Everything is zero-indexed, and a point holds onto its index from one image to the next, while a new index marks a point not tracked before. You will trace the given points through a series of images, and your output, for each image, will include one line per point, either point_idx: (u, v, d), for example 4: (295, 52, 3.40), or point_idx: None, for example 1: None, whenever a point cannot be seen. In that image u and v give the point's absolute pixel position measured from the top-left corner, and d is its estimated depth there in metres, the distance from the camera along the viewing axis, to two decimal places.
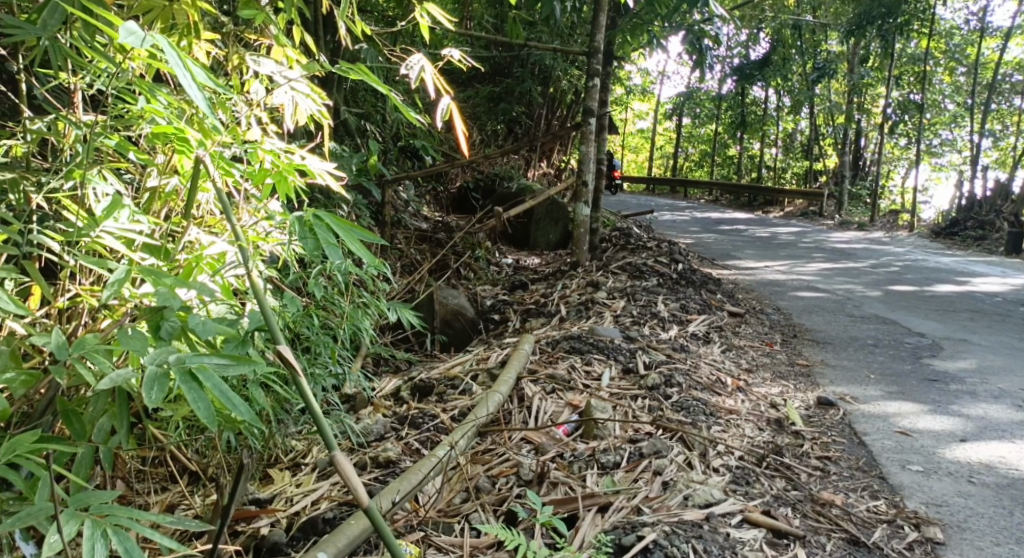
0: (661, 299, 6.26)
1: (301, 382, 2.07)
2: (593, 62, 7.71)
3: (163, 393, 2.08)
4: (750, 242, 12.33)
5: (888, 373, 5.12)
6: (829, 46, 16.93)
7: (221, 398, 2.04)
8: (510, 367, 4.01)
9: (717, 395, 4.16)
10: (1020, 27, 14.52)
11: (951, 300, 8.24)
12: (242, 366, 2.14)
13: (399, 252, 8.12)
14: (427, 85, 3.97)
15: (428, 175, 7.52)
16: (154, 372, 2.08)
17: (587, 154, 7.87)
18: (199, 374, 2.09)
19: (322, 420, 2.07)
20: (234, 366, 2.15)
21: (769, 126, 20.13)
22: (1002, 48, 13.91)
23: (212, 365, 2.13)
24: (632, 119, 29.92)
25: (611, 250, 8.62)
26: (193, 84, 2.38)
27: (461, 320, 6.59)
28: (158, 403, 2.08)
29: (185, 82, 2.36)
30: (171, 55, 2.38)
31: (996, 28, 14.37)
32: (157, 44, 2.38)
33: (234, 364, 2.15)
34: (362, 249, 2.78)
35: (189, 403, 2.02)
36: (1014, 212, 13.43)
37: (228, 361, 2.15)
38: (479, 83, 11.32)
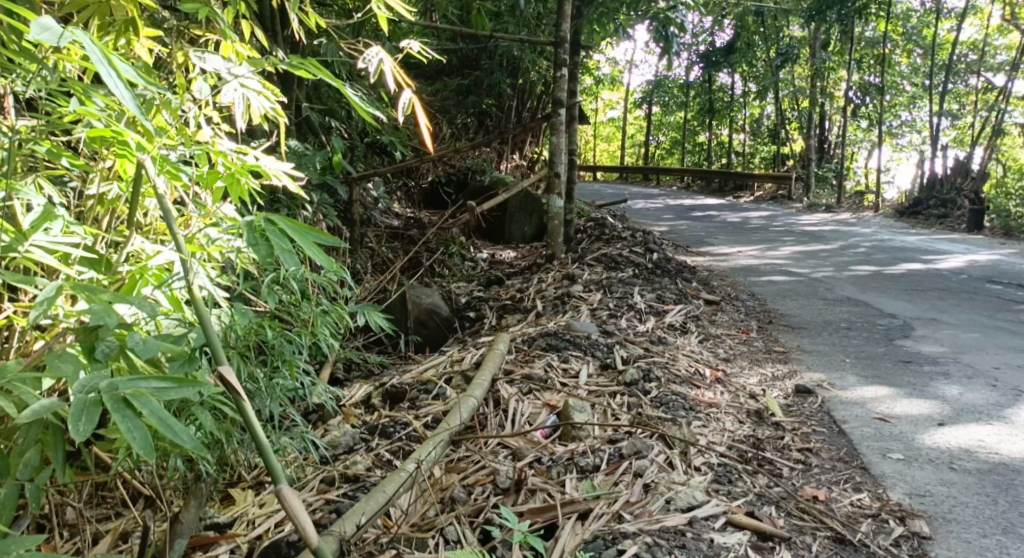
0: (636, 290, 6.13)
1: (242, 404, 2.17)
2: (560, 51, 7.57)
3: (91, 424, 1.98)
4: (721, 228, 12.26)
5: (866, 357, 5.02)
6: (792, 30, 16.91)
7: (159, 426, 1.97)
8: (485, 369, 3.85)
9: (695, 388, 4.03)
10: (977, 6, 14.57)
11: (920, 279, 8.20)
12: (183, 389, 2.05)
13: (371, 251, 7.94)
14: (388, 77, 3.80)
15: (396, 172, 7.34)
16: (81, 403, 1.98)
17: (557, 145, 7.72)
18: (133, 401, 2.00)
19: (269, 457, 2.09)
20: (174, 391, 2.07)
21: (735, 111, 20.11)
22: (960, 28, 13.95)
23: (149, 391, 2.04)
24: (601, 108, 29.83)
25: (586, 241, 8.49)
26: (121, 85, 2.19)
27: (436, 319, 6.43)
28: (86, 436, 1.98)
29: (112, 82, 2.19)
30: (89, 50, 2.21)
31: (954, 8, 14.40)
32: (73, 38, 2.20)
33: (175, 388, 2.06)
34: (320, 254, 2.62)
35: (124, 432, 1.94)
36: (975, 189, 13.49)
37: (167, 386, 2.06)
38: (447, 76, 11.12)
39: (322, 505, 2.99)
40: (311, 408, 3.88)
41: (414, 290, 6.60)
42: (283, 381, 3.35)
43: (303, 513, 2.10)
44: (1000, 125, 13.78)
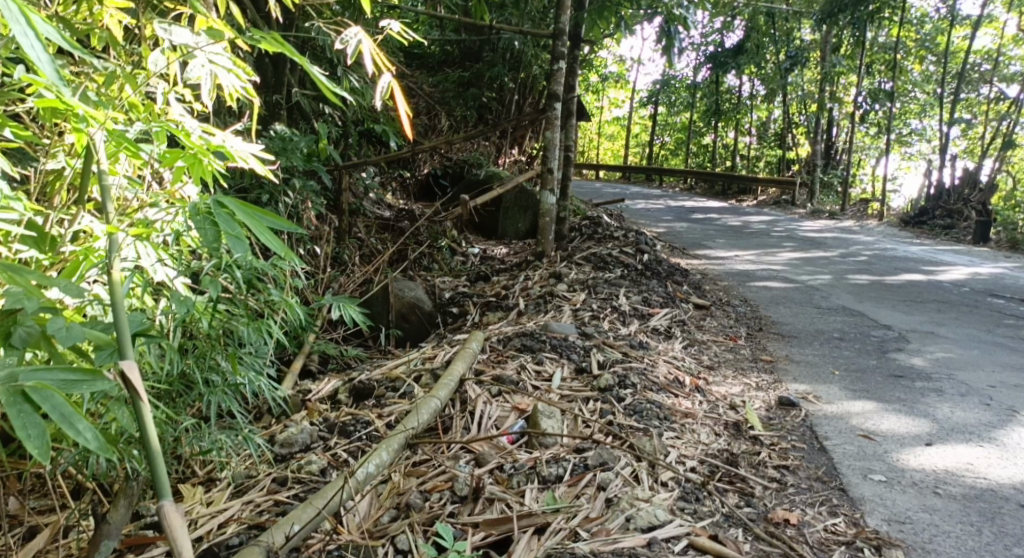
0: (623, 291, 5.99)
1: (142, 408, 2.20)
2: (557, 44, 7.43)
3: None
4: (721, 231, 12.10)
5: (855, 369, 4.89)
6: (803, 34, 16.74)
7: (57, 421, 2.10)
8: (453, 367, 3.73)
9: (672, 397, 3.90)
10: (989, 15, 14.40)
11: (919, 290, 8.04)
12: (85, 385, 2.17)
13: (358, 242, 7.83)
14: (365, 59, 3.66)
15: (384, 161, 7.18)
16: None
17: (551, 140, 7.56)
18: (34, 394, 2.13)
19: (161, 471, 2.17)
20: (85, 383, 2.20)
21: (742, 113, 19.92)
22: (972, 37, 13.78)
23: (53, 381, 2.17)
24: (608, 106, 29.60)
25: (578, 239, 8.34)
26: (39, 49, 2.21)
27: (418, 314, 6.29)
28: None
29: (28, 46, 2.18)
30: (7, 9, 2.14)
31: (966, 17, 14.21)
32: None
33: (81, 381, 2.18)
34: (273, 239, 2.46)
35: (21, 430, 2.11)
36: (982, 200, 13.30)
37: (78, 377, 2.20)
38: (448, 68, 10.97)
39: (269, 506, 2.97)
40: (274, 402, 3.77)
41: (396, 282, 6.48)
42: (235, 373, 3.23)
43: (184, 533, 2.19)
44: (1011, 136, 13.59)
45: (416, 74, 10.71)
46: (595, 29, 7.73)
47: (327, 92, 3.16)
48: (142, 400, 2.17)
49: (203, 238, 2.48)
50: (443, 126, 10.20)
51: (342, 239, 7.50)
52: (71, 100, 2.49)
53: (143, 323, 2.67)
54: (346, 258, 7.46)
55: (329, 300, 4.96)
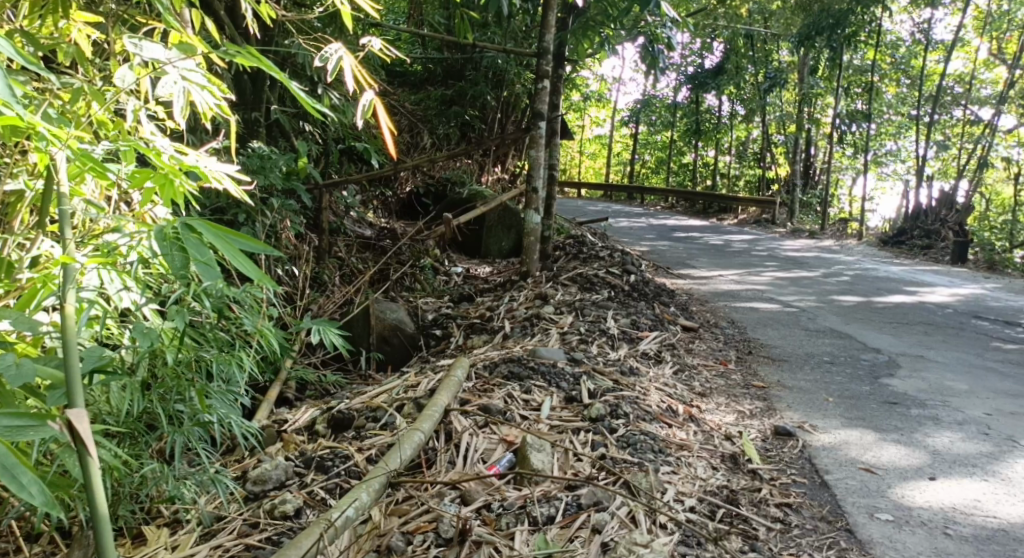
0: (610, 314, 5.84)
1: (87, 458, 2.15)
2: (542, 63, 7.32)
3: None
4: (704, 250, 12.01)
5: (848, 396, 4.76)
6: (780, 55, 16.76)
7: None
8: (438, 396, 3.56)
9: (667, 427, 3.75)
10: (962, 39, 14.51)
11: (903, 312, 7.97)
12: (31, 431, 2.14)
13: (339, 261, 7.66)
14: (347, 76, 3.55)
15: (366, 180, 7.03)
16: None
17: (536, 159, 7.42)
18: None
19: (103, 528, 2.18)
20: (33, 428, 2.16)
21: (722, 133, 19.92)
22: (946, 60, 13.84)
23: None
24: (588, 125, 29.58)
25: (563, 259, 8.21)
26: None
27: (400, 336, 6.13)
28: None
29: None
30: None
31: (939, 40, 14.27)
32: None
33: (29, 427, 2.14)
34: (246, 263, 2.27)
35: None
36: (959, 220, 13.32)
37: (27, 423, 2.15)
38: (430, 86, 10.84)
39: (239, 551, 2.84)
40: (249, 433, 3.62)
41: (378, 304, 6.31)
42: (204, 409, 3.08)
43: None
44: (986, 157, 13.63)
45: (397, 92, 10.56)
46: (579, 47, 7.63)
47: (307, 108, 3.02)
48: (89, 451, 2.12)
49: (170, 264, 2.31)
50: (426, 145, 10.04)
51: (322, 260, 7.32)
52: (32, 118, 2.32)
53: (100, 360, 2.63)
54: (327, 279, 7.28)
55: (307, 324, 4.73)
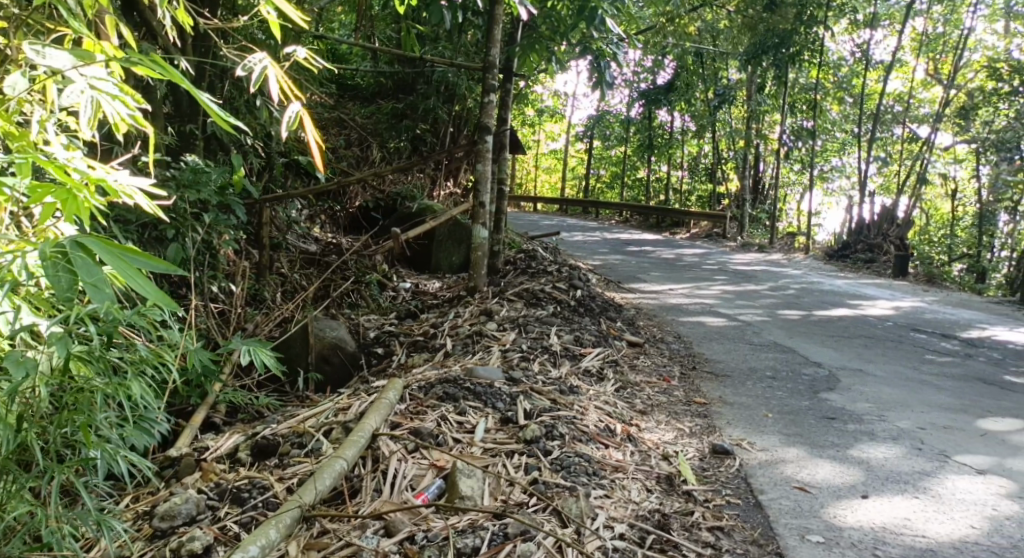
0: (554, 330, 5.71)
1: None
2: (488, 76, 7.25)
3: None
4: (655, 264, 12.02)
5: (788, 412, 4.73)
6: (729, 73, 16.95)
7: None
8: (366, 421, 3.44)
9: (602, 448, 3.68)
10: (901, 60, 14.84)
11: (845, 325, 8.02)
12: None
13: (281, 277, 7.49)
14: (271, 85, 3.51)
15: (308, 195, 6.88)
16: None
17: (482, 173, 7.30)
18: None
19: None
20: None
21: (674, 148, 20.07)
22: (886, 80, 14.09)
23: None
24: (543, 141, 29.63)
25: (511, 273, 8.11)
26: None
27: (340, 355, 5.99)
28: None
29: None
30: None
31: (879, 60, 14.53)
32: None
33: None
34: (144, 281, 2.18)
35: None
36: (900, 235, 13.54)
37: None
38: (381, 99, 10.71)
39: None
40: (165, 463, 3.53)
41: (317, 322, 6.16)
42: (90, 446, 3.02)
43: None
44: (925, 173, 13.88)
45: (346, 105, 10.41)
46: (526, 63, 7.57)
47: (216, 125, 2.96)
48: None
49: (57, 287, 2.25)
50: (376, 158, 9.91)
51: (263, 277, 7.14)
52: None
53: None
54: (269, 297, 7.11)
55: (239, 343, 4.66)
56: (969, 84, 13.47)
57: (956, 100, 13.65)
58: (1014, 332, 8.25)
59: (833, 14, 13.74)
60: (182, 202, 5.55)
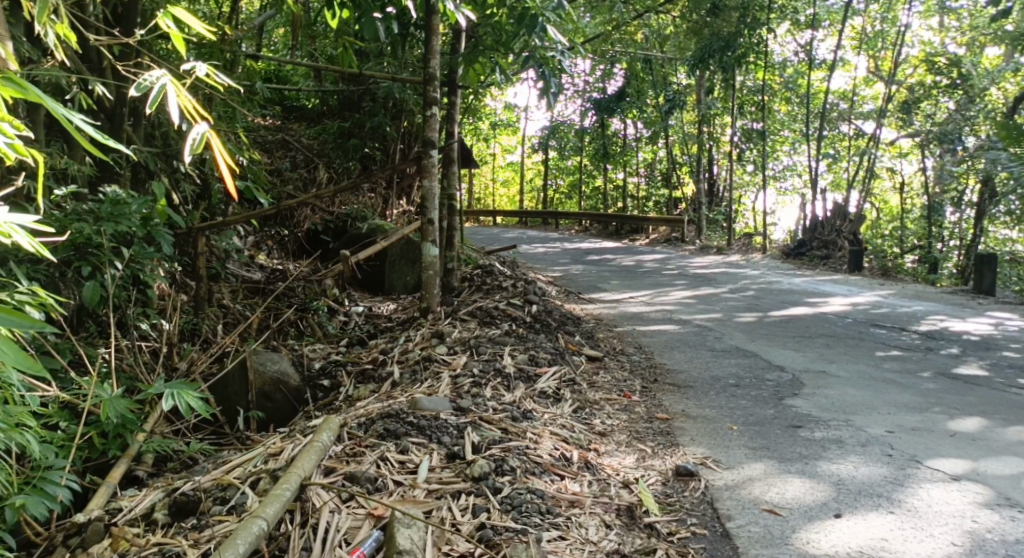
0: (508, 349, 5.27)
1: None
2: (429, 88, 6.94)
3: None
4: (614, 273, 11.76)
5: (754, 423, 4.47)
6: (677, 78, 16.83)
7: None
8: (292, 469, 3.17)
9: (557, 480, 3.44)
10: (843, 59, 14.83)
11: (805, 325, 7.83)
12: None
13: (221, 310, 7.12)
14: (168, 107, 3.32)
15: (244, 221, 6.51)
16: None
17: (429, 189, 6.95)
18: None
19: None
20: None
21: (629, 156, 19.88)
22: (830, 78, 13.99)
23: None
24: (499, 154, 29.26)
25: (464, 290, 7.75)
26: None
27: (283, 391, 5.72)
28: None
29: None
30: None
31: (823, 60, 14.40)
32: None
33: None
34: None
35: None
36: (853, 230, 13.48)
37: None
38: (327, 119, 10.32)
39: None
40: (72, 531, 3.49)
41: (256, 355, 5.85)
42: None
43: None
44: (874, 168, 13.81)
45: (290, 126, 10.00)
46: (469, 74, 7.23)
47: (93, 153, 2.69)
48: None
49: None
50: (323, 180, 9.56)
51: (201, 310, 6.77)
52: None
53: None
54: (208, 331, 6.73)
55: (161, 389, 4.54)
56: (908, 80, 13.50)
57: (896, 96, 13.65)
58: (973, 322, 8.13)
59: (774, 16, 13.70)
60: (98, 236, 5.19)
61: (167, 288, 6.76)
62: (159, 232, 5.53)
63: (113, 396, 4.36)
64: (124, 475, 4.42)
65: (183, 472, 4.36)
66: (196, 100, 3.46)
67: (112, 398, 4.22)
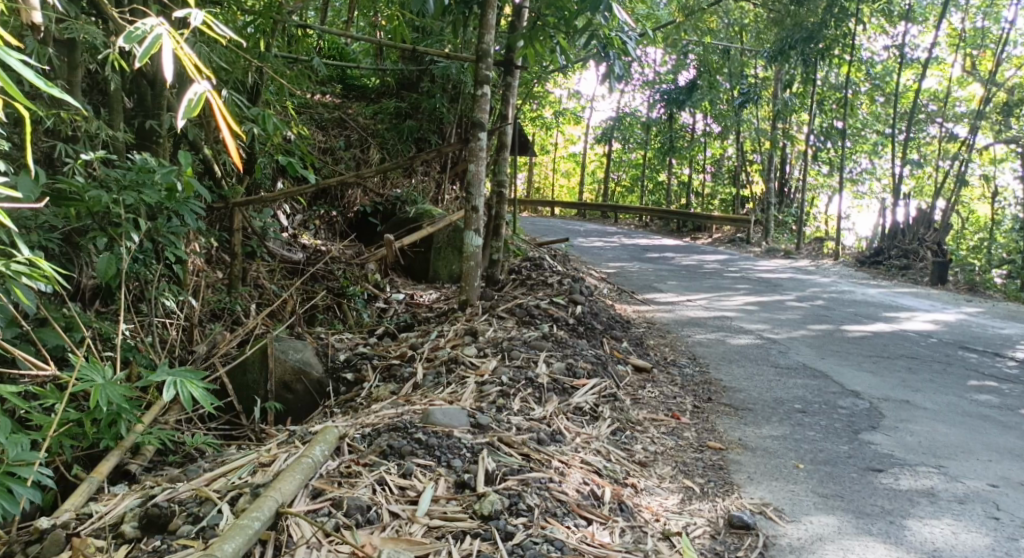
0: (545, 355, 4.72)
1: None
2: (482, 66, 6.38)
3: None
4: (674, 272, 11.15)
5: (823, 462, 4.01)
6: (754, 71, 16.00)
7: None
8: (265, 500, 2.98)
9: (584, 526, 3.19)
10: (936, 58, 13.87)
11: (881, 343, 7.14)
12: None
13: (254, 289, 6.68)
14: (165, 59, 2.87)
15: (284, 199, 6.08)
16: None
17: (476, 174, 6.43)
18: None
19: None
20: None
21: (698, 151, 19.07)
22: (921, 78, 13.07)
23: None
24: (563, 143, 28.59)
25: (509, 284, 7.20)
26: None
27: (304, 382, 5.28)
28: None
29: None
30: None
31: (914, 58, 13.48)
32: None
33: None
34: None
35: None
36: (937, 240, 12.60)
37: None
38: (384, 97, 9.86)
39: None
40: (34, 537, 3.10)
41: (278, 343, 5.46)
42: None
43: None
44: (965, 175, 12.85)
45: (347, 106, 9.55)
46: (528, 55, 6.66)
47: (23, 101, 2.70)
48: None
49: None
50: (375, 159, 9.06)
51: (233, 289, 6.31)
52: None
53: None
54: (239, 312, 6.26)
55: (163, 377, 4.04)
56: (1008, 82, 12.52)
57: (993, 99, 12.68)
58: None
59: (864, 8, 12.82)
60: (116, 206, 4.72)
61: (200, 263, 6.39)
62: (191, 204, 5.04)
63: (113, 382, 3.95)
64: (116, 468, 4.07)
65: (179, 471, 3.94)
66: (195, 54, 3.01)
67: (106, 386, 3.81)
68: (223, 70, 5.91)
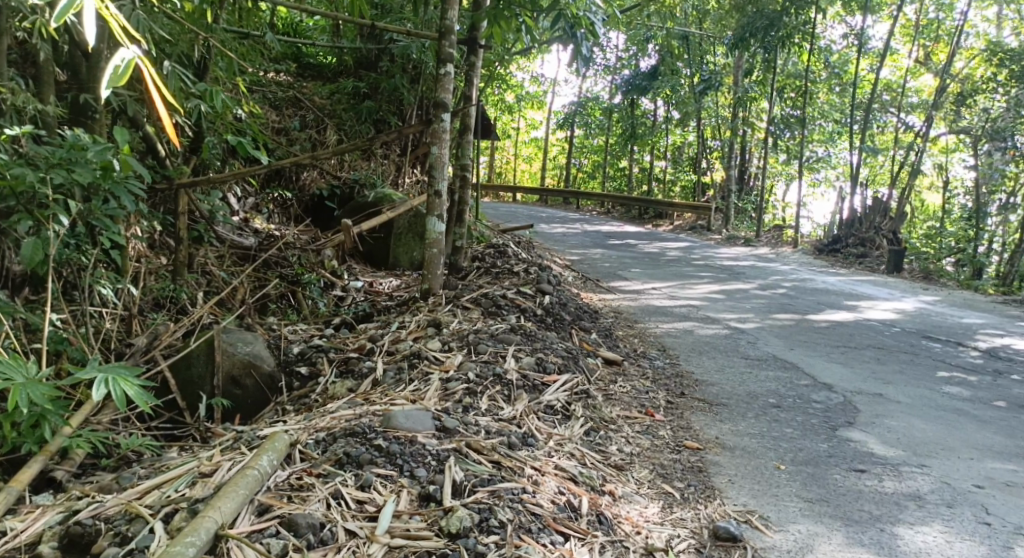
0: (512, 349, 4.43)
1: None
2: (445, 43, 5.96)
3: None
4: (636, 259, 10.93)
5: (806, 463, 3.79)
6: (715, 57, 15.78)
7: None
8: (202, 519, 2.77)
9: (559, 542, 2.94)
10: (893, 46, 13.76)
11: (848, 333, 6.98)
12: None
13: (202, 277, 6.28)
14: (86, 16, 2.53)
15: (234, 181, 5.69)
16: None
17: (439, 157, 6.09)
18: None
19: None
20: None
21: (658, 138, 18.86)
22: (878, 68, 12.96)
23: None
24: (523, 128, 28.22)
25: (472, 272, 6.89)
26: None
27: (254, 377, 4.90)
28: None
29: None
30: None
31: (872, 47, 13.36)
32: None
33: None
34: None
35: None
36: (894, 228, 12.52)
37: None
38: (342, 77, 9.44)
39: None
40: None
41: (226, 335, 5.10)
42: None
43: None
44: (920, 165, 12.76)
45: (302, 85, 9.13)
46: (491, 33, 6.28)
47: None
48: None
49: None
50: (332, 141, 8.65)
51: (179, 276, 5.91)
52: None
53: None
54: (184, 300, 5.86)
55: (92, 374, 3.67)
56: (961, 72, 12.47)
57: (947, 89, 12.61)
58: None
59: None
60: (44, 186, 4.29)
61: (143, 249, 5.98)
62: (132, 182, 4.61)
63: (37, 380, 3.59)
64: (40, 475, 3.73)
65: (112, 477, 3.59)
66: (121, 17, 2.69)
67: (28, 385, 3.45)
68: (166, 42, 5.51)
